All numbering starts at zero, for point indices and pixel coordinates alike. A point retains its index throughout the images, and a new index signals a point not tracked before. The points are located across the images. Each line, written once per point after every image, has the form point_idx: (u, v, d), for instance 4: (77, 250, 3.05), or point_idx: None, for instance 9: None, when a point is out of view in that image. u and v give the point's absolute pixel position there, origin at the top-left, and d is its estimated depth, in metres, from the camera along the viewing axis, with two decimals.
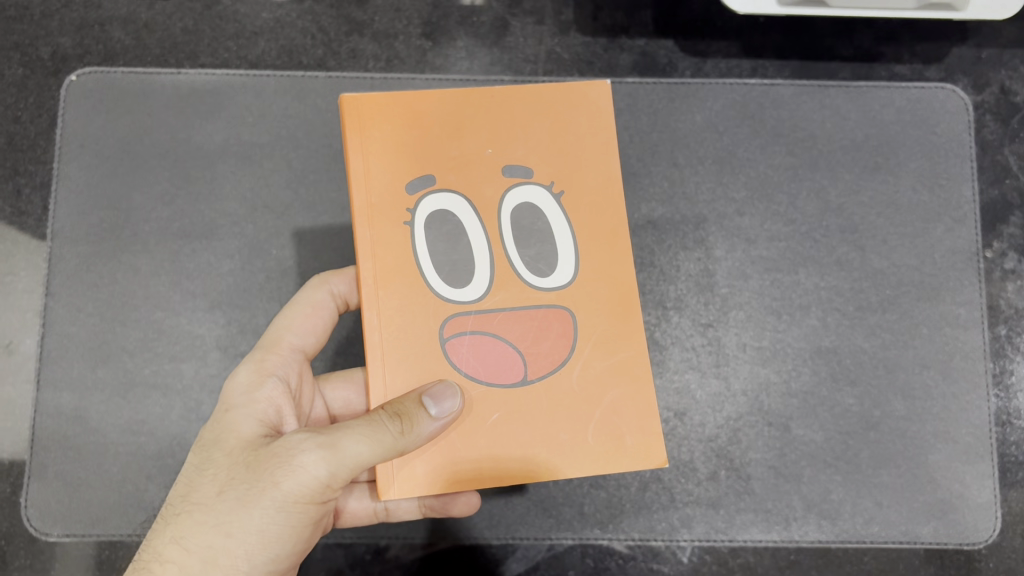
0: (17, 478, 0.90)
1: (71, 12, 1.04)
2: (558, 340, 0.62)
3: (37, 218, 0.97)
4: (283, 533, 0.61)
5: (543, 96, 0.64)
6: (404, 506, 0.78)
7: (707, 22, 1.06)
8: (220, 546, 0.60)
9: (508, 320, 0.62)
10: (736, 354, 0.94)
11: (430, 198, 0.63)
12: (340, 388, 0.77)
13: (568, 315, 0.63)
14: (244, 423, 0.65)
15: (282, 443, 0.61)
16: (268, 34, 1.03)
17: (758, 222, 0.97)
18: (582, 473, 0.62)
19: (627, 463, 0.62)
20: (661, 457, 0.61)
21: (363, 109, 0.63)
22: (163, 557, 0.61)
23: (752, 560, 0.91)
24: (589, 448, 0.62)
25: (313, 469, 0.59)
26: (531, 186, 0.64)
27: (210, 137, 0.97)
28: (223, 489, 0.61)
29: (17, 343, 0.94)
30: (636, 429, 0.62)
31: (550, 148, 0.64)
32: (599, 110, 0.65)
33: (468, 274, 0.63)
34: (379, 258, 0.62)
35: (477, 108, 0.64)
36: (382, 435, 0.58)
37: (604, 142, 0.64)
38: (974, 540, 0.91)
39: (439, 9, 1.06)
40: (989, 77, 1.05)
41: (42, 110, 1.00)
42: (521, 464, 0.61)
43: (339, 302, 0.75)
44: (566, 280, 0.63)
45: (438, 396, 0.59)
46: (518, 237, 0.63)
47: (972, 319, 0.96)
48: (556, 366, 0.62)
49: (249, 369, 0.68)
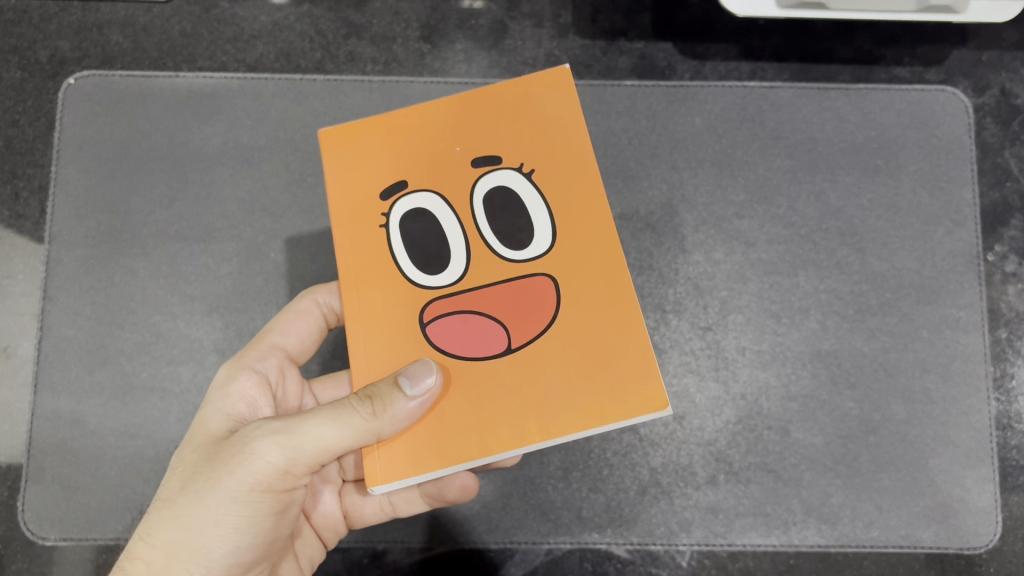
0: (15, 482, 0.90)
1: (70, 16, 1.04)
2: (539, 306, 0.59)
3: (35, 222, 0.97)
4: (243, 524, 0.60)
5: (503, 82, 0.63)
6: (406, 497, 0.78)
7: (706, 26, 1.06)
8: (180, 540, 0.59)
9: (489, 296, 0.60)
10: (736, 357, 0.93)
11: (404, 198, 0.63)
12: (330, 388, 0.77)
13: (550, 281, 0.60)
14: (213, 418, 0.65)
15: (241, 433, 0.61)
16: (266, 38, 1.03)
17: (757, 225, 0.97)
18: (578, 431, 0.56)
19: (628, 412, 0.56)
20: (664, 399, 0.55)
21: (335, 131, 0.65)
22: (131, 555, 0.60)
23: (751, 564, 0.90)
24: (583, 404, 0.57)
25: (269, 456, 0.59)
26: (502, 170, 0.62)
27: (208, 140, 0.97)
28: (185, 483, 0.61)
29: (15, 346, 0.93)
30: (632, 377, 0.57)
31: (517, 130, 0.63)
32: (560, 89, 0.63)
33: (446, 262, 0.61)
34: (357, 260, 0.62)
35: (442, 107, 0.64)
36: (350, 417, 0.57)
37: (570, 118, 0.62)
38: (975, 544, 0.90)
39: (438, 12, 1.06)
40: (989, 79, 1.05)
41: (40, 113, 1.00)
42: (510, 429, 0.57)
43: (325, 308, 0.75)
44: (542, 254, 0.60)
45: (414, 376, 0.57)
46: (493, 216, 0.61)
47: (972, 322, 0.95)
48: (540, 331, 0.59)
49: (225, 365, 0.69)
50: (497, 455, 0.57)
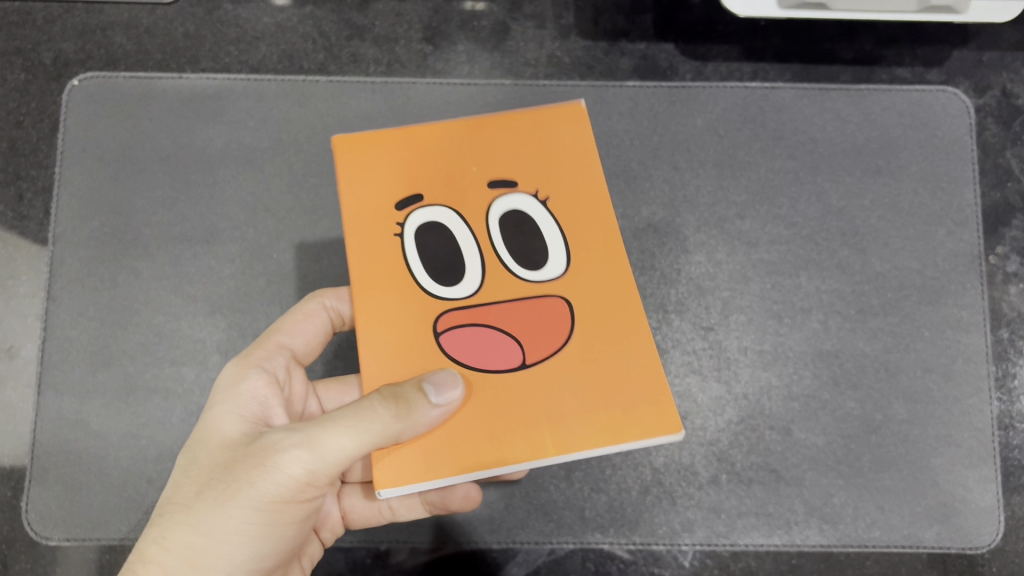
0: (18, 483, 0.90)
1: (74, 18, 1.05)
2: (554, 325, 0.60)
3: (39, 223, 0.97)
4: (263, 532, 0.61)
5: (522, 111, 0.65)
6: (408, 504, 0.77)
7: (707, 26, 1.06)
8: (198, 546, 0.59)
9: (503, 311, 0.61)
10: (738, 357, 0.93)
11: (419, 212, 0.63)
12: (333, 391, 0.77)
13: (563, 303, 0.61)
14: (226, 420, 0.64)
15: (262, 442, 0.61)
16: (269, 39, 1.04)
17: (759, 226, 0.97)
18: (593, 448, 0.57)
19: (642, 433, 0.57)
20: (677, 423, 0.57)
21: (350, 140, 0.64)
22: (144, 557, 0.60)
23: (753, 564, 0.90)
24: (598, 423, 0.58)
25: (292, 468, 0.59)
26: (518, 193, 0.63)
27: (212, 140, 0.97)
28: (203, 488, 0.61)
29: (19, 347, 0.94)
30: (646, 397, 0.58)
31: (533, 158, 0.64)
32: (576, 123, 0.65)
33: (460, 275, 0.62)
34: (369, 266, 0.62)
35: (459, 128, 0.65)
36: (372, 421, 0.56)
37: (585, 151, 0.65)
38: (977, 544, 0.90)
39: (440, 13, 1.06)
40: (989, 80, 1.05)
41: (43, 114, 1.01)
42: (525, 443, 0.57)
43: (333, 312, 0.75)
44: (556, 276, 0.61)
45: (439, 385, 0.57)
46: (508, 236, 0.62)
47: (974, 322, 0.96)
48: (555, 348, 0.60)
49: (233, 364, 0.69)
50: (511, 466, 0.57)
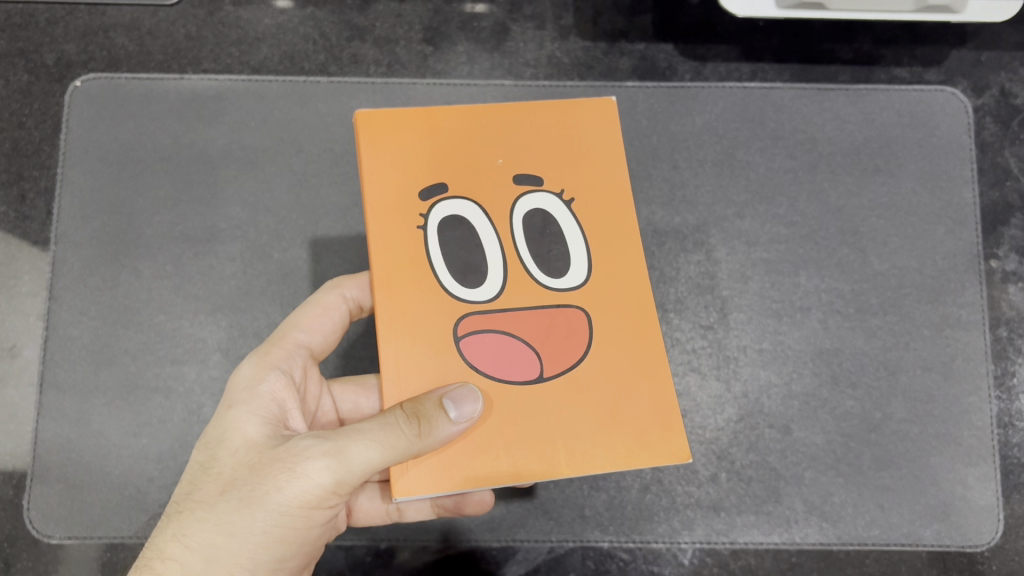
0: (20, 482, 0.90)
1: (76, 19, 1.05)
2: (572, 339, 0.61)
3: (41, 223, 0.98)
4: (287, 535, 0.61)
5: (549, 104, 0.66)
6: (416, 506, 0.78)
7: (706, 27, 1.07)
8: (219, 545, 0.60)
9: (523, 318, 0.61)
10: (738, 355, 0.93)
11: (443, 205, 0.63)
12: (350, 391, 0.78)
13: (582, 315, 0.61)
14: (247, 421, 0.64)
15: (288, 447, 0.61)
16: (270, 40, 1.05)
17: (758, 225, 0.98)
18: (604, 469, 0.59)
19: (651, 458, 0.59)
20: (687, 451, 0.59)
21: (375, 122, 0.64)
22: (164, 555, 0.61)
23: (753, 562, 0.89)
24: (611, 444, 0.59)
25: (319, 476, 0.59)
26: (542, 193, 0.64)
27: (213, 140, 0.98)
28: (225, 489, 0.61)
29: (22, 347, 0.94)
30: (659, 423, 0.60)
31: (559, 156, 0.65)
32: (602, 123, 0.66)
33: (481, 276, 0.62)
34: (390, 258, 0.61)
35: (486, 119, 0.65)
36: (395, 438, 0.56)
37: (609, 151, 0.65)
38: (977, 542, 0.90)
39: (441, 14, 1.07)
40: (988, 80, 1.06)
41: (46, 116, 1.01)
42: (541, 460, 0.58)
43: (352, 304, 0.75)
44: (577, 282, 0.62)
45: (458, 400, 0.56)
46: (530, 239, 0.63)
47: (973, 320, 0.96)
48: (572, 364, 0.61)
49: (252, 362, 0.68)
50: (524, 481, 0.58)
